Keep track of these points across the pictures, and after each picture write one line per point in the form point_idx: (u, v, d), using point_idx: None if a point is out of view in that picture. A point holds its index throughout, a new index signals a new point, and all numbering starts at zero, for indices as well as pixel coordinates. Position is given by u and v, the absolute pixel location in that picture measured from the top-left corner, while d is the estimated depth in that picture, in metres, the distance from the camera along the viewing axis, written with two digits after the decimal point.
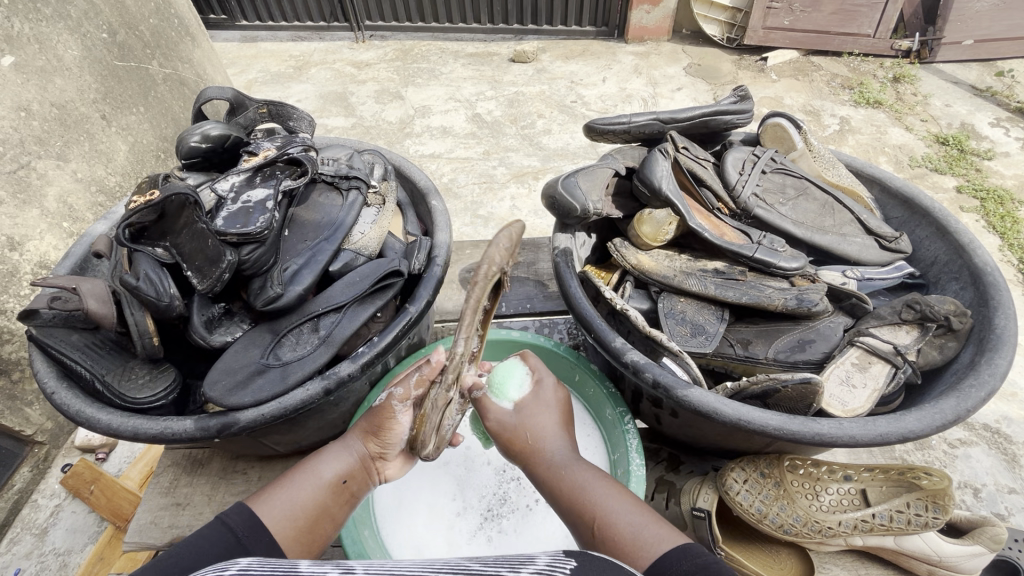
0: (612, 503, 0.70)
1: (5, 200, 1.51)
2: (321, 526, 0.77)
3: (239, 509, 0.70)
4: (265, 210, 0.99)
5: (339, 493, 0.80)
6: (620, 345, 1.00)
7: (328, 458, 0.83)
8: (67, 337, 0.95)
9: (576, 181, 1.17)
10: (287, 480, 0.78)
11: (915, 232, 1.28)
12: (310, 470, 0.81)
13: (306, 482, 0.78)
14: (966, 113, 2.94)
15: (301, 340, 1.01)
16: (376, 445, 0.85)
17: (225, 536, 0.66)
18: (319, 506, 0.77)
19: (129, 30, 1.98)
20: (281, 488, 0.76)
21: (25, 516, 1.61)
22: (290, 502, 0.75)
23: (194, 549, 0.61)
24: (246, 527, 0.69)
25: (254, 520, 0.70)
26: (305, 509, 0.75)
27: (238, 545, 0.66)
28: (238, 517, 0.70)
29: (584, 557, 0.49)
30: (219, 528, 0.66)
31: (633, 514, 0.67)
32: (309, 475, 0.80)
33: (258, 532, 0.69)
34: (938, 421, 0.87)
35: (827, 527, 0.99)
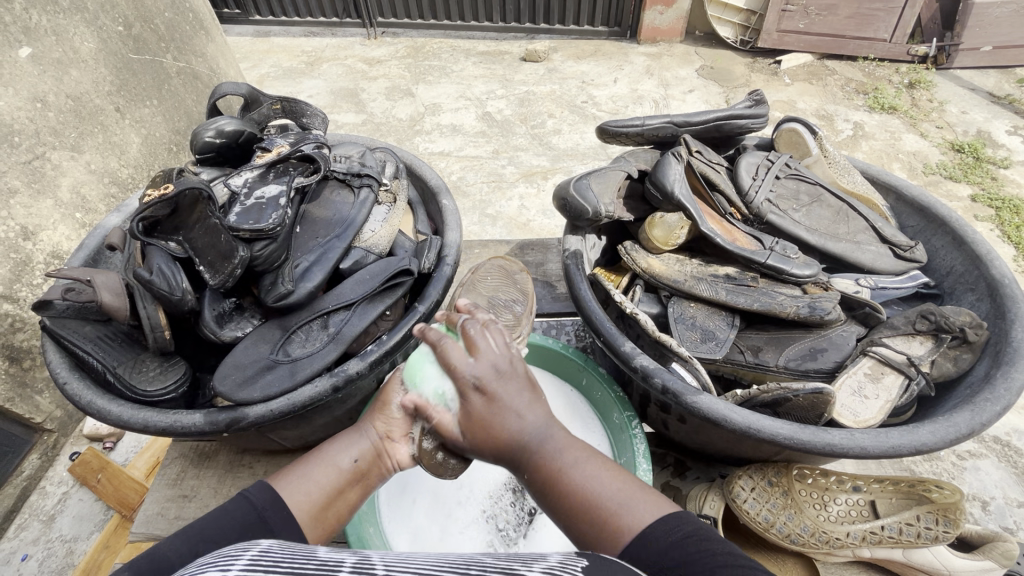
0: (586, 471, 0.66)
1: (20, 189, 1.52)
2: (337, 511, 0.73)
3: (260, 486, 0.69)
4: (278, 206, 1.00)
5: (354, 478, 0.76)
6: (629, 349, 1.00)
7: (342, 445, 0.78)
8: (80, 328, 0.97)
9: (588, 184, 1.17)
10: (307, 461, 0.74)
11: (931, 241, 1.26)
12: (324, 454, 0.76)
13: (321, 466, 0.74)
14: (983, 120, 2.90)
15: (311, 337, 1.01)
16: (382, 423, 0.80)
17: (247, 512, 0.65)
18: (336, 489, 0.73)
19: (144, 24, 1.99)
20: (300, 468, 0.73)
21: (34, 503, 1.63)
22: (310, 486, 0.71)
23: (217, 527, 0.62)
24: (267, 502, 0.68)
25: (275, 499, 0.68)
26: (325, 488, 0.72)
27: (258, 523, 0.65)
28: (261, 496, 0.68)
29: (596, 558, 0.51)
30: (241, 504, 0.66)
31: (608, 483, 0.65)
32: (324, 457, 0.75)
33: (278, 510, 0.67)
34: (952, 435, 0.86)
35: (836, 537, 0.98)
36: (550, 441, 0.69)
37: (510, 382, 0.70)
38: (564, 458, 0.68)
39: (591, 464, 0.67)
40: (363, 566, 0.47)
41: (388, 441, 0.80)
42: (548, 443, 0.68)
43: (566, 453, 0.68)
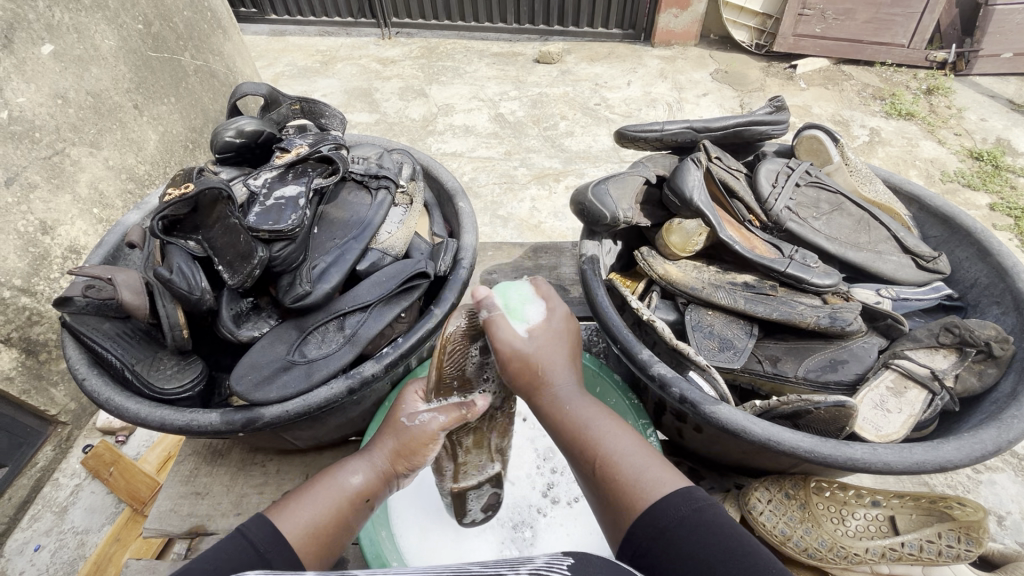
0: (618, 441, 0.67)
1: (40, 184, 1.54)
2: (339, 538, 0.71)
3: (257, 520, 0.66)
4: (297, 207, 1.00)
5: (360, 507, 0.75)
6: (646, 357, 0.98)
7: (353, 466, 0.77)
8: (100, 325, 0.98)
9: (606, 189, 1.16)
10: (309, 491, 0.72)
11: (955, 252, 1.24)
12: (333, 478, 0.75)
13: (327, 492, 0.73)
14: (1003, 128, 2.86)
15: (327, 338, 1.01)
16: (402, 463, 0.80)
17: (244, 548, 0.62)
18: (339, 518, 0.72)
19: (163, 22, 2.01)
20: (302, 500, 0.71)
21: (47, 494, 1.65)
22: (312, 513, 0.70)
23: (208, 557, 0.59)
24: (268, 540, 0.65)
25: (275, 533, 0.66)
26: (327, 522, 0.70)
27: (256, 559, 0.62)
28: (259, 533, 0.65)
29: (584, 557, 0.49)
30: (236, 540, 0.63)
31: (640, 455, 0.65)
32: (330, 483, 0.74)
33: (279, 547, 0.65)
34: (978, 452, 0.84)
35: (854, 553, 0.96)
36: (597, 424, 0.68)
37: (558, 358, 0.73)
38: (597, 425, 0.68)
39: (618, 427, 0.69)
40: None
41: (400, 471, 0.81)
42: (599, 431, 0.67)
43: (590, 413, 0.70)
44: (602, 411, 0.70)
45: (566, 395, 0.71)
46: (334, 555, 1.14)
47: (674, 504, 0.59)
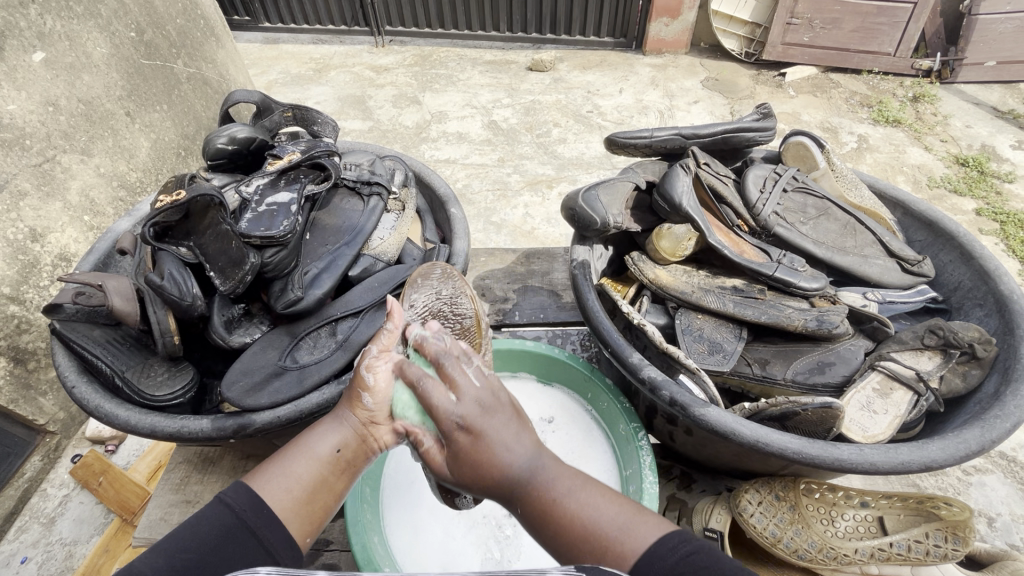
0: (587, 506, 0.58)
1: (30, 192, 1.53)
2: (321, 501, 0.67)
3: (236, 486, 0.65)
4: (289, 213, 1.01)
5: (337, 467, 0.68)
6: (636, 360, 0.99)
7: (324, 426, 0.70)
8: (90, 331, 0.98)
9: (596, 195, 1.17)
10: (282, 454, 0.68)
11: (939, 256, 1.26)
12: (304, 440, 0.70)
13: (300, 457, 0.68)
14: (987, 134, 2.91)
15: (319, 344, 1.01)
16: (365, 410, 0.70)
17: (224, 517, 0.62)
18: (318, 481, 0.67)
19: (156, 30, 2.01)
20: (276, 462, 0.67)
21: (34, 505, 1.63)
22: (287, 479, 0.66)
23: (194, 538, 0.60)
24: (246, 504, 0.64)
25: (254, 498, 0.64)
26: (302, 484, 0.66)
27: (236, 526, 0.62)
28: (239, 499, 0.64)
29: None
30: (218, 510, 0.63)
31: (603, 505, 0.58)
32: (302, 446, 0.69)
33: (258, 511, 0.64)
34: (961, 452, 0.85)
35: (843, 554, 0.98)
36: (543, 471, 0.60)
37: (497, 416, 0.60)
38: (559, 487, 0.59)
39: (569, 477, 0.60)
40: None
41: (373, 421, 0.71)
42: (541, 472, 0.60)
43: (559, 484, 0.59)
44: (568, 474, 0.60)
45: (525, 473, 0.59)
46: (327, 562, 1.14)
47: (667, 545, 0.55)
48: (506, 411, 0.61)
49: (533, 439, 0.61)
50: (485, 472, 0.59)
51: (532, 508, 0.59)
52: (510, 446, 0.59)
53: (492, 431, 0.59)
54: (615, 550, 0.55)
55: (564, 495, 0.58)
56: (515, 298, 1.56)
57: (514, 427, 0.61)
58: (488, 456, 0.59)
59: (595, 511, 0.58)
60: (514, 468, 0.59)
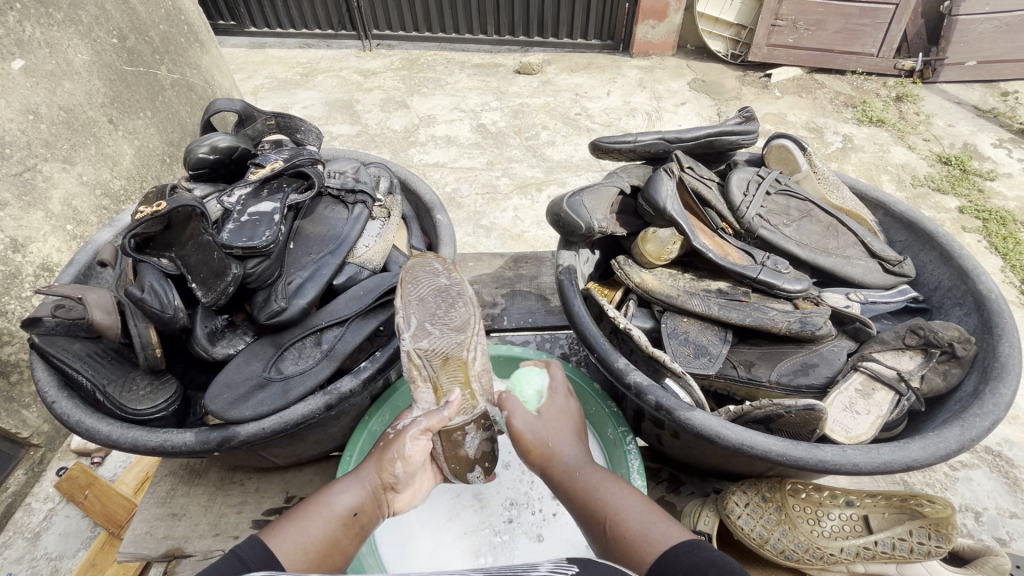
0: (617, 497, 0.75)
1: (10, 202, 1.51)
2: (335, 558, 0.72)
3: (251, 541, 0.66)
4: (271, 222, 1.00)
5: (351, 526, 0.76)
6: (622, 365, 1.00)
7: (341, 488, 0.78)
8: (69, 345, 0.96)
9: (581, 200, 1.17)
10: (299, 511, 0.73)
11: (920, 256, 1.27)
12: (322, 500, 0.76)
13: (320, 516, 0.74)
14: (969, 133, 2.96)
15: (304, 353, 1.01)
16: (388, 474, 0.81)
17: (236, 568, 0.61)
18: (332, 538, 0.73)
19: (138, 36, 1.99)
20: (297, 520, 0.72)
21: (18, 520, 1.60)
22: (305, 536, 0.70)
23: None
24: (259, 559, 0.64)
25: (266, 554, 0.66)
26: (317, 542, 0.71)
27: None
28: (250, 550, 0.65)
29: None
30: (230, 562, 0.62)
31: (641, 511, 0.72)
32: (322, 506, 0.75)
33: (270, 567, 0.65)
34: (942, 450, 0.86)
35: (830, 553, 0.99)
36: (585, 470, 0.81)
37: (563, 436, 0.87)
38: (590, 478, 0.79)
39: (608, 481, 0.78)
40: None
41: (390, 488, 0.82)
42: (582, 470, 0.81)
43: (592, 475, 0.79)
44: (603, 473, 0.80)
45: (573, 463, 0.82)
46: None
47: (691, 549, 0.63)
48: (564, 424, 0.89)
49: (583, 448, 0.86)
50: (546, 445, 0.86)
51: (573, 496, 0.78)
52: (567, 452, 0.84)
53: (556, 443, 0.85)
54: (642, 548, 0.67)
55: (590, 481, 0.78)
56: (504, 303, 1.56)
57: (569, 437, 0.87)
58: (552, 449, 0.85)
59: (629, 510, 0.72)
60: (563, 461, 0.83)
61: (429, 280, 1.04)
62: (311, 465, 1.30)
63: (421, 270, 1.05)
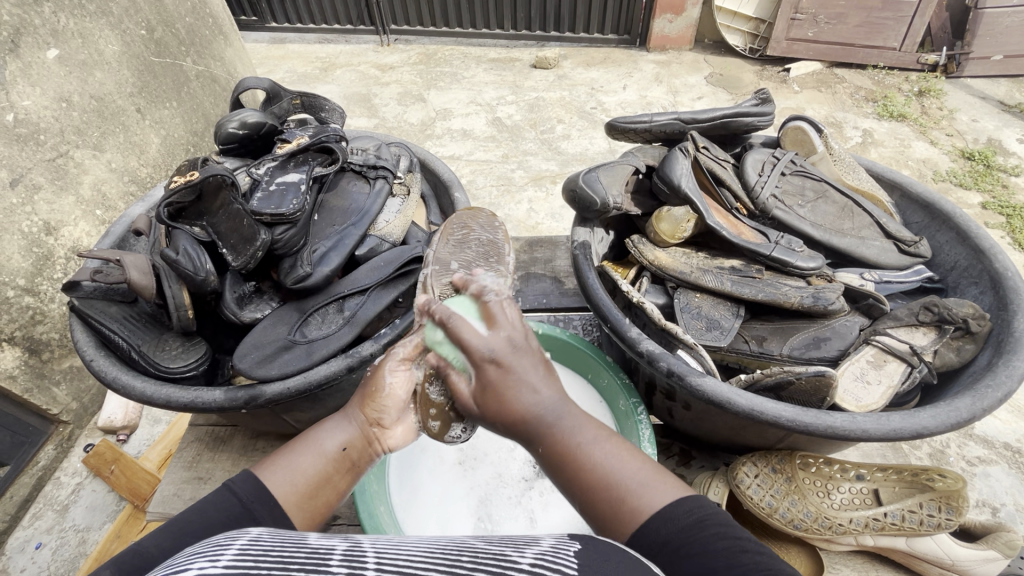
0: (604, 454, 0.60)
1: (45, 185, 1.58)
2: (326, 495, 0.70)
3: (244, 477, 0.66)
4: (298, 192, 1.05)
5: (343, 463, 0.73)
6: (635, 335, 1.02)
7: (333, 425, 0.75)
8: (107, 308, 1.02)
9: (596, 176, 1.19)
10: (289, 448, 0.71)
11: (936, 237, 1.27)
12: (314, 438, 0.74)
13: (309, 452, 0.71)
14: (993, 128, 2.90)
15: (327, 319, 1.05)
16: (376, 407, 0.77)
17: (231, 504, 0.63)
18: (322, 472, 0.70)
19: (165, 28, 2.06)
20: (286, 456, 0.70)
21: (48, 492, 1.68)
22: (294, 469, 0.69)
23: (207, 528, 0.59)
24: (254, 494, 0.65)
25: (260, 490, 0.65)
26: (306, 476, 0.69)
27: (243, 516, 0.63)
28: (246, 486, 0.66)
29: (589, 542, 0.51)
30: (223, 496, 0.64)
31: (621, 465, 0.59)
32: (311, 442, 0.72)
33: (264, 502, 0.65)
34: (953, 419, 0.87)
35: (839, 523, 1.00)
36: (564, 420, 0.62)
37: (524, 358, 0.63)
38: (581, 436, 0.61)
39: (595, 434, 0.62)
40: (354, 553, 0.47)
41: (383, 422, 0.78)
42: (563, 421, 0.62)
43: (580, 433, 0.61)
44: (591, 426, 0.62)
45: (547, 409, 0.62)
46: (335, 535, 1.18)
47: (673, 515, 0.55)
48: (531, 357, 0.64)
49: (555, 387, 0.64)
50: (508, 400, 0.62)
51: (553, 454, 0.61)
52: (534, 388, 0.62)
53: (519, 369, 0.62)
54: (631, 506, 0.57)
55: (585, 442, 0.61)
56: (519, 285, 1.59)
57: (540, 372, 0.64)
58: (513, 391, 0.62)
59: (615, 465, 0.59)
60: (535, 408, 0.61)
61: (480, 234, 1.09)
62: None
63: (467, 222, 1.11)
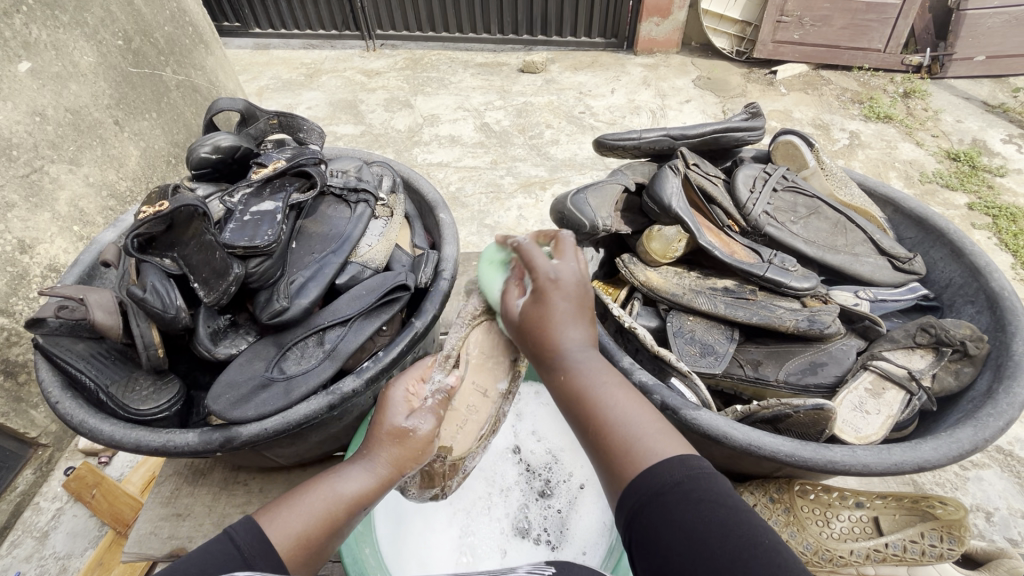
0: (622, 409, 0.67)
1: (18, 203, 1.52)
2: (325, 545, 0.70)
3: (247, 522, 0.65)
4: (274, 221, 0.99)
5: (351, 511, 0.73)
6: (627, 364, 0.98)
7: (348, 474, 0.75)
8: (73, 345, 0.96)
9: (584, 198, 1.16)
10: (300, 491, 0.72)
11: (930, 253, 1.25)
12: (326, 485, 0.74)
13: (319, 497, 0.72)
14: (978, 129, 2.92)
15: (306, 353, 1.00)
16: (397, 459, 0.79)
17: (230, 554, 0.60)
18: (329, 521, 0.70)
19: (143, 37, 1.99)
20: (291, 502, 0.70)
21: (27, 519, 1.61)
22: (301, 518, 0.69)
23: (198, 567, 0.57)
24: (254, 544, 0.63)
25: (260, 540, 0.64)
26: (313, 526, 0.69)
27: (240, 563, 0.60)
28: (245, 532, 0.64)
29: None
30: (221, 540, 0.62)
31: (634, 410, 0.67)
32: (326, 486, 0.73)
33: (264, 555, 0.63)
34: (955, 451, 0.84)
35: (839, 556, 0.98)
36: (586, 360, 0.73)
37: (571, 302, 0.76)
38: (600, 384, 0.70)
39: (611, 377, 0.71)
40: None
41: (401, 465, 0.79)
42: (584, 360, 0.73)
43: (600, 379, 0.70)
44: (612, 372, 0.72)
45: (580, 353, 0.74)
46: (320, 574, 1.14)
47: (668, 468, 0.59)
48: (581, 297, 0.76)
49: (590, 338, 0.76)
50: (549, 330, 0.75)
51: (569, 391, 0.71)
52: (570, 326, 0.75)
53: (563, 305, 0.75)
54: (629, 452, 0.63)
55: (597, 385, 0.69)
56: None
57: (580, 316, 0.76)
58: (551, 325, 0.75)
59: (625, 412, 0.67)
60: (569, 344, 0.74)
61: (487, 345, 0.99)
62: (313, 466, 1.29)
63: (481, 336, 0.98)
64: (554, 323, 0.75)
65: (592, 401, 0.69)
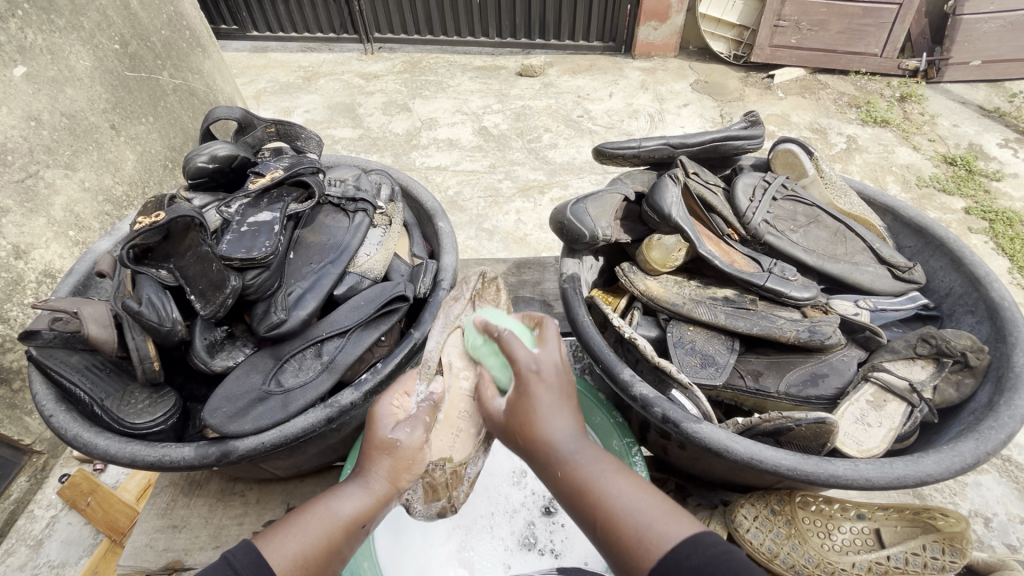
0: (618, 491, 0.67)
1: (12, 208, 1.50)
2: (327, 565, 0.69)
3: (246, 546, 0.65)
4: (271, 233, 0.98)
5: (352, 535, 0.72)
6: (627, 377, 0.98)
7: (347, 493, 0.73)
8: (68, 358, 0.95)
9: (584, 208, 1.15)
10: (297, 514, 0.71)
11: (929, 262, 1.25)
12: (323, 506, 0.72)
13: (319, 520, 0.70)
14: (974, 133, 2.93)
15: (304, 365, 0.99)
16: (393, 475, 0.77)
17: None
18: (329, 544, 0.69)
19: (140, 41, 1.98)
20: (290, 525, 0.69)
21: (21, 527, 1.59)
22: (298, 540, 0.68)
23: None
24: (251, 567, 0.63)
25: (258, 563, 0.64)
26: (313, 549, 0.68)
27: None
28: (244, 556, 0.64)
29: None
30: (219, 568, 0.62)
31: (638, 502, 0.66)
32: (324, 508, 0.72)
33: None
34: (957, 465, 0.84)
35: (840, 568, 0.96)
36: (580, 453, 0.70)
37: (547, 388, 0.73)
38: (592, 468, 0.69)
39: (604, 462, 0.70)
40: None
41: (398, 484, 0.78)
42: (578, 455, 0.70)
43: (593, 464, 0.69)
44: (602, 459, 0.70)
45: (569, 450, 0.70)
46: None
47: (690, 552, 0.60)
48: (555, 389, 0.73)
49: (577, 424, 0.73)
50: (531, 423, 0.72)
51: (573, 489, 0.69)
52: (553, 418, 0.72)
53: (542, 399, 0.73)
54: (642, 545, 0.63)
55: (594, 476, 0.68)
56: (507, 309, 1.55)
57: (560, 405, 0.73)
58: (537, 420, 0.72)
59: (627, 505, 0.65)
60: (558, 442, 0.71)
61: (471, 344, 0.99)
62: (311, 477, 1.28)
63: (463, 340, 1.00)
64: (538, 427, 0.72)
65: (598, 505, 0.66)
